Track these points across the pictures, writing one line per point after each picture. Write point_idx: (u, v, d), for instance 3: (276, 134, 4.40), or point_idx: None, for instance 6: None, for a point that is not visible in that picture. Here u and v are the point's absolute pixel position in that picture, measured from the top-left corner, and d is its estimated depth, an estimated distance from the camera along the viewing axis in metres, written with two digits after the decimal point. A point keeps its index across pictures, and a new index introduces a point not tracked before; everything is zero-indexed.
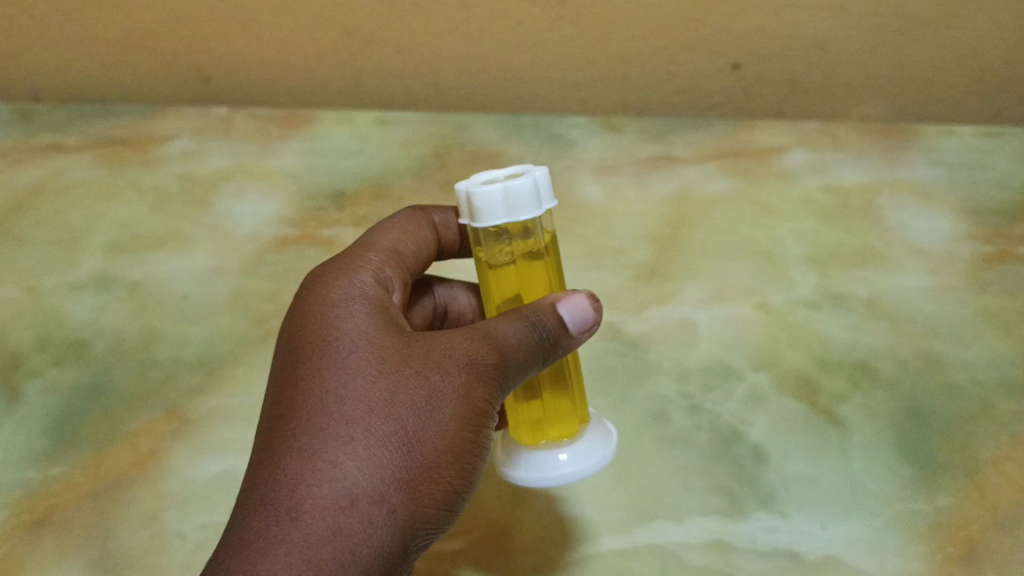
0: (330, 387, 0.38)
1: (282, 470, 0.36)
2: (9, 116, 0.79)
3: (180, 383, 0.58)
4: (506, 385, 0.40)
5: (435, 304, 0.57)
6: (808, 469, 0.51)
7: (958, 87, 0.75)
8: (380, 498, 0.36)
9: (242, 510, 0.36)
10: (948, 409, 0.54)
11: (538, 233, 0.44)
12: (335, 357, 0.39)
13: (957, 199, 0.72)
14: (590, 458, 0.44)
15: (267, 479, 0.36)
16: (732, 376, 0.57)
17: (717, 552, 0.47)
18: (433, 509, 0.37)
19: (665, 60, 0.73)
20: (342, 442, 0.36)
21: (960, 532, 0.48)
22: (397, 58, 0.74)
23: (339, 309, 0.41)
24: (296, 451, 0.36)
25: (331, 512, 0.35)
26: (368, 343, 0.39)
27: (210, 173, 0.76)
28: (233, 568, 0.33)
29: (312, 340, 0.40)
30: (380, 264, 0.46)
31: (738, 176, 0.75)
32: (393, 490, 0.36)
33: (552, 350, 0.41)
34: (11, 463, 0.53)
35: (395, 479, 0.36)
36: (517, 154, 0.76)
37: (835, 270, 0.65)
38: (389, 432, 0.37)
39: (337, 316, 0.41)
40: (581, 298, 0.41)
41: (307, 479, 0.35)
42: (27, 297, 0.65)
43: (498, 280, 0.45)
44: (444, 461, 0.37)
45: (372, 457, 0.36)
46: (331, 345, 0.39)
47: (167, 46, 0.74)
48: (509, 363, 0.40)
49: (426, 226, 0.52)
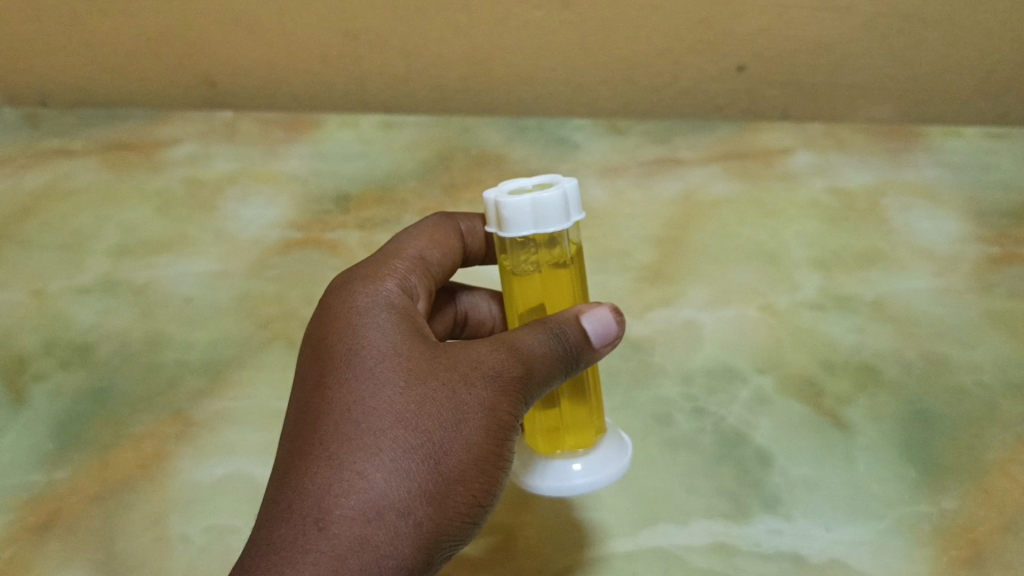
0: (357, 397, 0.38)
1: (309, 480, 0.36)
2: (16, 121, 0.80)
3: (186, 386, 0.58)
4: (531, 397, 0.40)
5: (456, 312, 0.57)
6: (813, 472, 0.51)
7: (964, 87, 0.75)
8: (407, 510, 0.35)
9: (268, 517, 0.35)
10: (954, 412, 0.54)
11: (564, 244, 0.44)
12: (363, 367, 0.39)
13: (963, 200, 0.71)
14: (604, 472, 0.44)
15: (294, 487, 0.36)
16: (737, 379, 0.56)
17: (721, 555, 0.47)
18: (458, 521, 0.37)
19: (670, 63, 0.73)
20: (369, 454, 0.36)
21: (966, 535, 0.47)
22: (402, 62, 0.74)
23: (365, 318, 0.41)
24: (323, 461, 0.36)
25: (358, 524, 0.34)
26: (395, 353, 0.39)
27: (216, 177, 0.76)
28: None
29: (338, 348, 0.40)
30: (405, 272, 0.46)
31: (743, 178, 0.75)
32: (419, 503, 0.36)
33: (575, 363, 0.41)
34: (17, 466, 0.53)
35: (422, 491, 0.36)
36: (521, 157, 0.76)
37: (841, 272, 0.65)
38: (416, 444, 0.37)
39: (363, 324, 0.40)
40: (604, 311, 0.42)
41: (335, 489, 0.35)
42: (34, 300, 0.65)
43: (522, 288, 0.45)
44: (470, 474, 0.37)
45: (399, 469, 0.36)
46: (358, 355, 0.39)
47: (172, 51, 0.74)
48: (535, 375, 0.40)
49: (453, 234, 0.51)
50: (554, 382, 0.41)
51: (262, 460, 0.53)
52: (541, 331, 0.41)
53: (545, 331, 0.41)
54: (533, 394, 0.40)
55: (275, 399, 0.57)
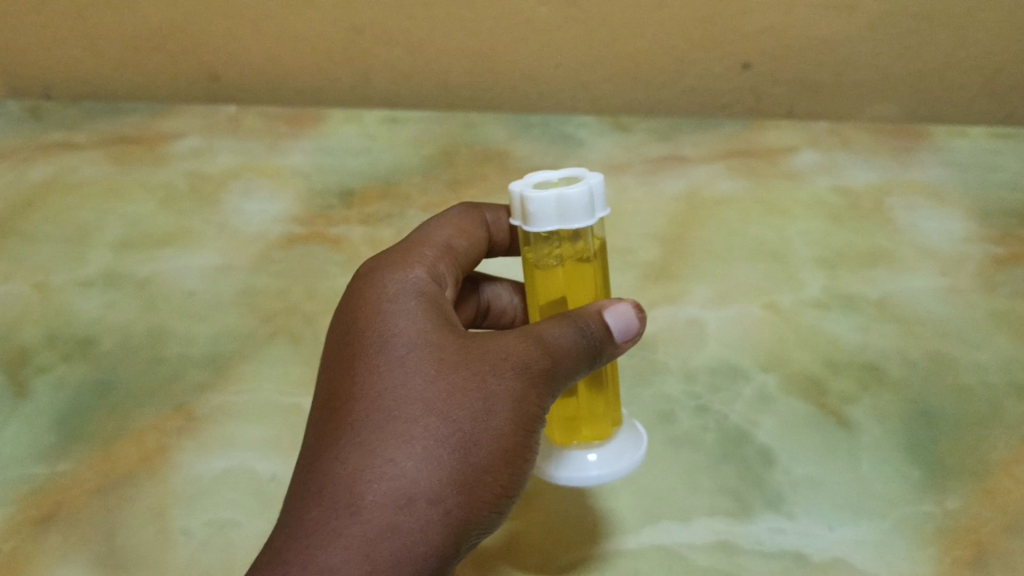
0: (388, 384, 0.38)
1: (339, 465, 0.36)
2: (21, 114, 0.81)
3: (188, 379, 0.58)
4: (558, 389, 0.40)
5: (479, 302, 0.57)
6: (816, 471, 0.51)
7: (970, 87, 0.75)
8: (437, 498, 0.35)
9: (297, 500, 0.35)
10: (957, 412, 0.54)
11: (588, 239, 0.43)
12: (394, 354, 0.38)
13: (969, 200, 0.71)
14: (616, 465, 0.44)
15: (324, 471, 0.36)
16: (741, 377, 0.56)
17: (723, 553, 0.47)
18: (486, 510, 0.37)
19: (676, 60, 0.73)
20: (400, 441, 0.36)
21: (970, 535, 0.47)
22: (406, 58, 0.75)
23: (395, 304, 0.41)
24: (355, 447, 0.36)
25: (389, 511, 0.34)
26: (425, 341, 0.39)
27: (219, 171, 0.76)
28: (292, 562, 0.33)
29: (367, 334, 0.40)
30: (433, 259, 0.46)
31: (748, 177, 0.74)
32: (450, 492, 0.36)
33: (599, 357, 0.41)
34: (18, 459, 0.53)
35: (452, 480, 0.36)
36: (525, 154, 0.76)
37: (845, 271, 0.65)
38: (446, 433, 0.37)
39: (392, 312, 0.40)
40: (626, 307, 0.42)
41: (367, 476, 0.35)
42: (36, 293, 0.65)
43: (544, 280, 0.45)
44: (498, 463, 0.37)
45: (429, 458, 0.36)
46: (389, 342, 0.39)
47: (176, 46, 0.76)
48: (562, 368, 0.40)
49: (478, 224, 0.51)
50: (579, 375, 0.41)
51: (263, 454, 0.53)
52: (567, 325, 0.41)
53: (571, 324, 0.41)
54: (560, 386, 0.40)
55: (278, 394, 0.57)
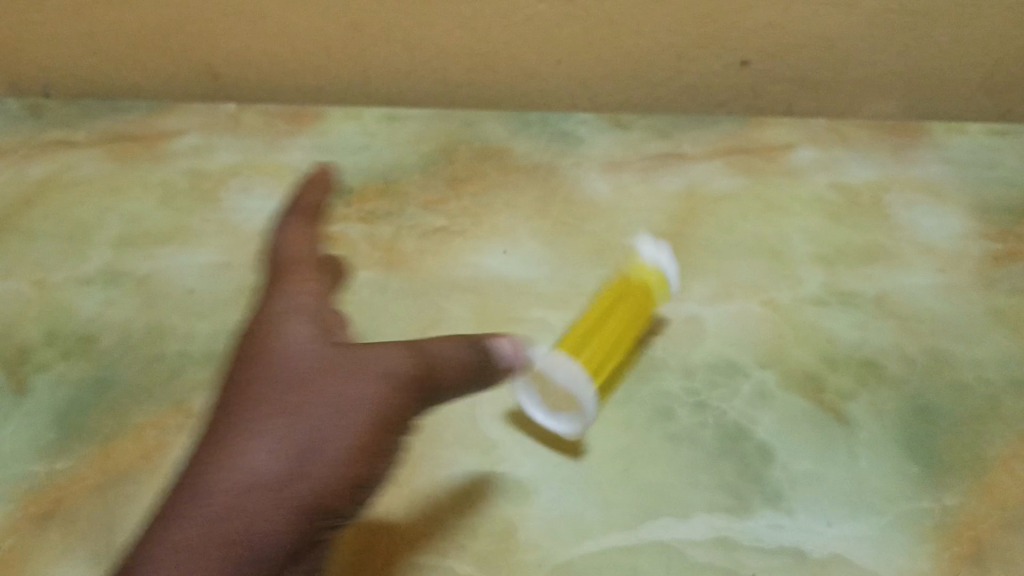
0: (277, 381, 0.47)
1: (237, 453, 0.44)
2: (21, 111, 0.81)
3: (188, 376, 0.58)
4: (393, 410, 0.46)
5: None
6: (815, 467, 0.51)
7: (968, 82, 0.76)
8: (277, 488, 0.43)
9: (178, 491, 0.44)
10: (955, 408, 0.54)
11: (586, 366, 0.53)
12: (277, 360, 0.49)
13: (967, 197, 0.71)
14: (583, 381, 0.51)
15: (215, 454, 0.45)
16: (739, 373, 0.56)
17: (722, 549, 0.47)
18: (321, 508, 0.43)
19: (673, 57, 0.74)
20: (261, 429, 0.45)
21: (968, 531, 0.48)
22: (405, 55, 0.76)
23: (276, 322, 0.52)
24: (230, 431, 0.46)
25: (265, 493, 0.43)
26: (306, 352, 0.49)
27: (218, 168, 0.76)
28: (181, 525, 0.43)
29: (262, 339, 0.51)
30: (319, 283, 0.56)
31: (746, 173, 0.73)
32: (292, 484, 0.43)
33: (482, 372, 0.49)
34: (18, 455, 0.54)
35: (280, 480, 0.43)
36: (524, 151, 0.76)
37: (844, 267, 0.64)
38: (305, 427, 0.45)
39: (277, 326, 0.51)
40: (507, 341, 0.50)
41: (225, 466, 0.44)
42: (36, 290, 0.65)
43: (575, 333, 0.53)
44: (327, 471, 0.44)
45: (271, 458, 0.44)
46: (285, 353, 0.49)
47: (176, 42, 0.77)
48: (441, 372, 0.47)
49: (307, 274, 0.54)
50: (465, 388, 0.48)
51: None
52: (457, 341, 0.48)
53: (465, 342, 0.49)
54: (393, 408, 0.46)
55: None
